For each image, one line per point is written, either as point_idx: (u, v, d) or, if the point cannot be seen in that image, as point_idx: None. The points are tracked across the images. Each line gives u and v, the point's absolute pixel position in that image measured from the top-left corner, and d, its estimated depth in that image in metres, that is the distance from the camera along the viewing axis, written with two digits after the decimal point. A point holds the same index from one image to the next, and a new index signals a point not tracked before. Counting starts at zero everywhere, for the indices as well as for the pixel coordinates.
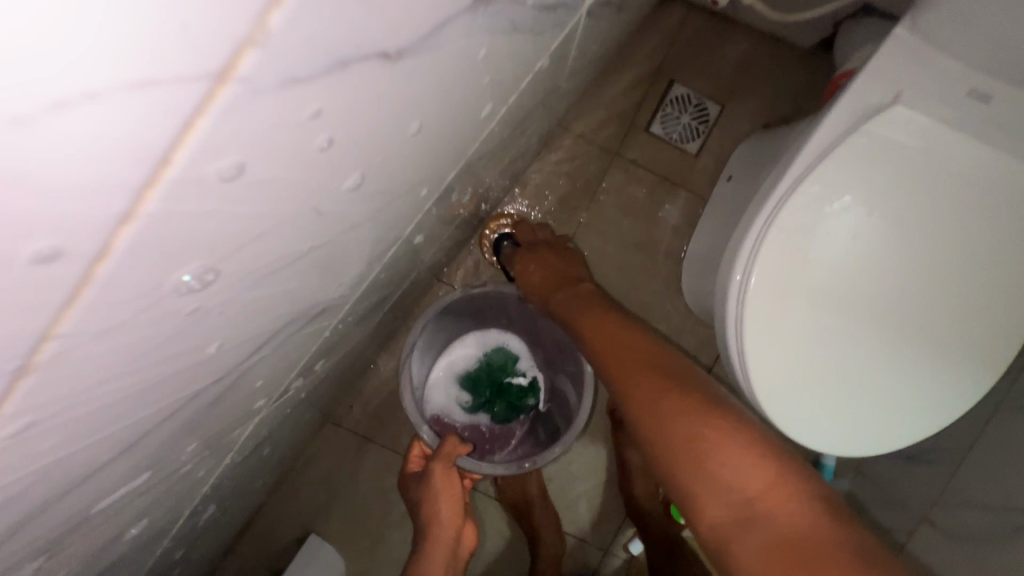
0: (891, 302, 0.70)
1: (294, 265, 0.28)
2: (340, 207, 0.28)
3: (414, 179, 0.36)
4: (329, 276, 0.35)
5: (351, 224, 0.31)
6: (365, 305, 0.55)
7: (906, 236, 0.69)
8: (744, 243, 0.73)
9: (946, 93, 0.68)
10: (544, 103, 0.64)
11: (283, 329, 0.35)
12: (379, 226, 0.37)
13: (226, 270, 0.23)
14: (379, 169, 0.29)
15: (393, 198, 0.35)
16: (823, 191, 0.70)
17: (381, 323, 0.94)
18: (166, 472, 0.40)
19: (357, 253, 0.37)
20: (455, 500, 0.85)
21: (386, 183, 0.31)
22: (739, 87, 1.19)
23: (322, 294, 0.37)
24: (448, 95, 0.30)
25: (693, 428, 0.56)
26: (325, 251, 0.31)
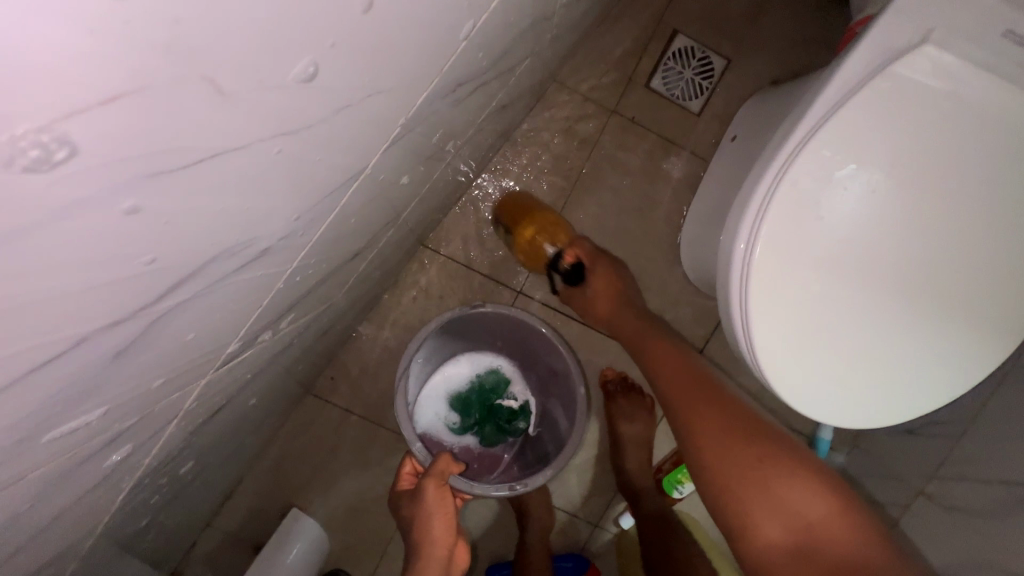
0: (908, 264, 0.65)
1: (207, 170, 0.20)
2: (275, 92, 0.21)
3: (380, 90, 0.30)
4: (281, 210, 0.29)
5: (297, 130, 0.24)
6: (333, 259, 0.50)
7: (928, 193, 0.64)
8: (752, 201, 0.67)
9: (980, 32, 0.62)
10: (534, 36, 0.57)
11: (227, 281, 0.30)
12: (341, 155, 0.31)
13: (86, 150, 0.15)
14: (330, 54, 0.22)
15: (355, 109, 0.28)
16: (840, 142, 0.64)
17: (361, 288, 0.88)
18: (107, 453, 0.35)
19: (314, 183, 0.30)
20: (448, 518, 0.77)
21: (345, 83, 0.25)
22: (746, 39, 1.11)
23: (272, 236, 0.31)
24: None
25: (755, 457, 0.67)
26: (254, 160, 0.23)
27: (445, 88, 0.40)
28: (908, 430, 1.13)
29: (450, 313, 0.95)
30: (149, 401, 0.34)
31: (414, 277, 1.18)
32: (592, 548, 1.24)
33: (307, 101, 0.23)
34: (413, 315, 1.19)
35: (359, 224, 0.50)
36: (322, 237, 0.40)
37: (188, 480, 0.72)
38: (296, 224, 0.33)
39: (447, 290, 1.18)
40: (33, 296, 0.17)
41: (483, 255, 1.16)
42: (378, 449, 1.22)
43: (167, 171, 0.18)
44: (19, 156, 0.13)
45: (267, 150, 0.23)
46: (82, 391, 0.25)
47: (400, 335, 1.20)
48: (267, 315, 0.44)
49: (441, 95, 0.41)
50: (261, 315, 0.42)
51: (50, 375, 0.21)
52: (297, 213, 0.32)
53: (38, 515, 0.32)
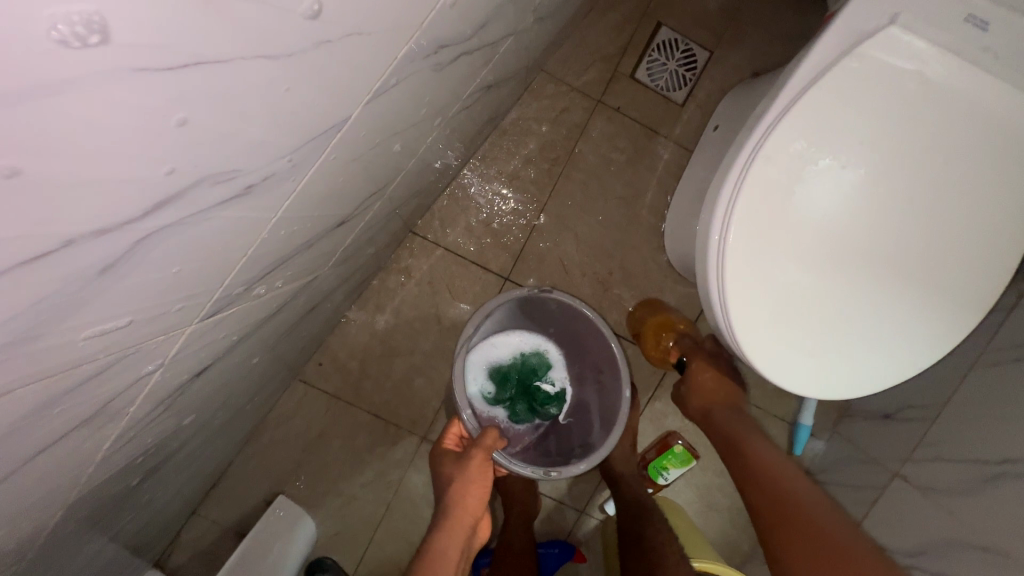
0: (878, 240, 0.68)
1: (204, 77, 0.23)
2: (263, 11, 0.23)
3: (360, 32, 0.31)
4: (267, 145, 0.31)
5: (283, 57, 0.26)
6: (317, 221, 0.51)
7: (896, 171, 0.67)
8: (729, 177, 0.69)
9: (943, 17, 0.65)
10: (518, 10, 0.59)
11: (212, 214, 0.31)
12: (324, 97, 0.33)
13: (115, 36, 0.18)
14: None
15: (338, 48, 0.30)
16: (814, 120, 0.66)
17: (348, 268, 0.89)
18: (97, 388, 0.36)
19: (300, 121, 0.32)
20: (482, 492, 0.86)
21: (325, 15, 0.27)
22: (728, 32, 1.14)
23: (257, 173, 0.32)
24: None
25: (774, 497, 0.71)
26: (244, 79, 0.25)
27: (428, 47, 0.42)
28: (885, 415, 1.16)
29: (513, 293, 0.97)
30: (134, 336, 0.35)
31: (402, 263, 1.19)
32: (577, 534, 1.26)
33: (285, 28, 0.25)
34: (401, 301, 1.20)
35: (346, 188, 0.52)
36: (305, 190, 0.41)
37: (172, 452, 0.72)
38: (280, 165, 0.34)
39: (436, 276, 1.19)
40: (40, 174, 0.19)
41: (471, 242, 1.18)
42: (365, 435, 1.22)
43: (169, 70, 0.21)
44: (55, 28, 0.16)
45: (248, 70, 0.25)
46: (67, 302, 0.26)
47: (388, 321, 1.21)
48: (250, 270, 0.44)
49: (424, 56, 0.42)
50: (243, 267, 0.43)
51: (38, 274, 0.22)
52: (282, 152, 0.33)
53: (23, 446, 0.33)
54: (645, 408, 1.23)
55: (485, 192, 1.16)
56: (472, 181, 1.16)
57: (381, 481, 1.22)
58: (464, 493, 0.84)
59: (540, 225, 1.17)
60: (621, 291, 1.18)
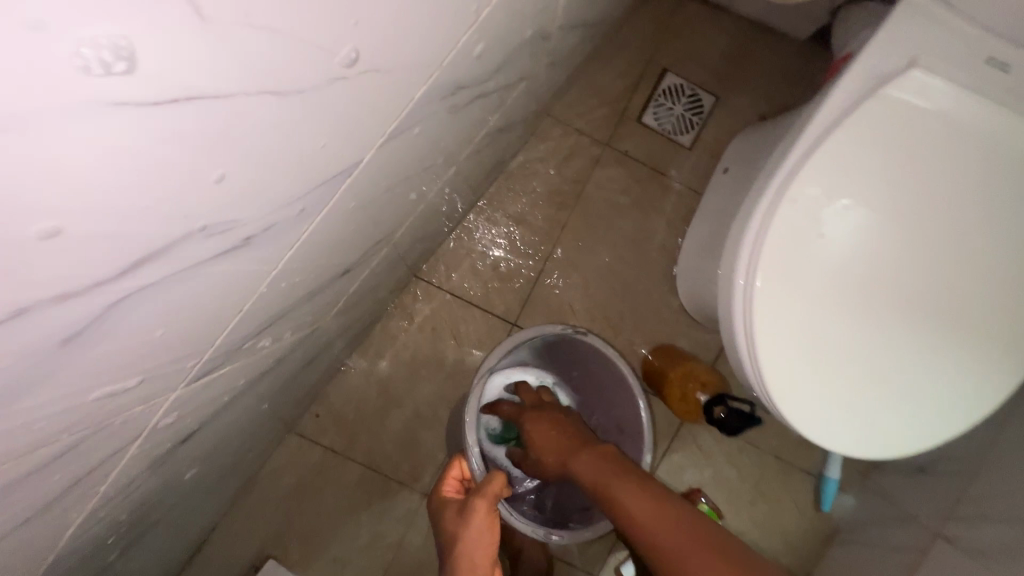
0: (910, 287, 0.64)
1: (222, 112, 0.21)
2: (284, 40, 0.21)
3: (376, 70, 0.28)
4: (271, 190, 0.28)
5: (300, 94, 0.24)
6: (321, 271, 0.47)
7: (925, 215, 0.64)
8: (753, 219, 0.66)
9: (962, 59, 0.63)
10: (534, 52, 0.57)
11: (202, 269, 0.27)
12: (334, 141, 0.30)
13: (144, 65, 0.17)
14: (343, 19, 0.23)
15: (359, 87, 0.28)
16: (839, 162, 0.64)
17: (352, 315, 0.85)
18: (63, 467, 0.31)
19: (310, 166, 0.29)
20: (490, 564, 0.64)
21: (339, 49, 0.24)
22: (735, 77, 1.14)
23: (257, 224, 0.29)
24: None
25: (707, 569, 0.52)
26: (260, 117, 0.23)
27: (447, 88, 0.39)
28: (919, 467, 1.09)
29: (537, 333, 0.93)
30: (109, 407, 0.30)
31: (406, 308, 1.15)
32: None
33: (297, 61, 0.22)
34: (404, 348, 1.15)
35: (354, 235, 0.48)
36: (307, 240, 0.38)
37: (156, 518, 0.66)
38: (285, 213, 0.31)
39: (440, 322, 1.15)
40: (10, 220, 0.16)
41: (477, 287, 1.14)
42: (364, 492, 1.14)
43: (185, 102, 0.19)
44: (80, 54, 0.15)
45: (254, 108, 0.22)
46: (20, 379, 0.21)
47: (390, 369, 1.15)
48: (245, 327, 0.40)
49: (441, 96, 0.39)
50: (241, 322, 0.39)
51: None
52: (288, 199, 0.30)
53: None
54: (662, 460, 1.16)
55: (492, 236, 1.13)
56: (478, 224, 1.13)
57: (380, 543, 1.13)
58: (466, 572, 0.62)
59: (546, 268, 1.14)
60: (633, 336, 1.14)
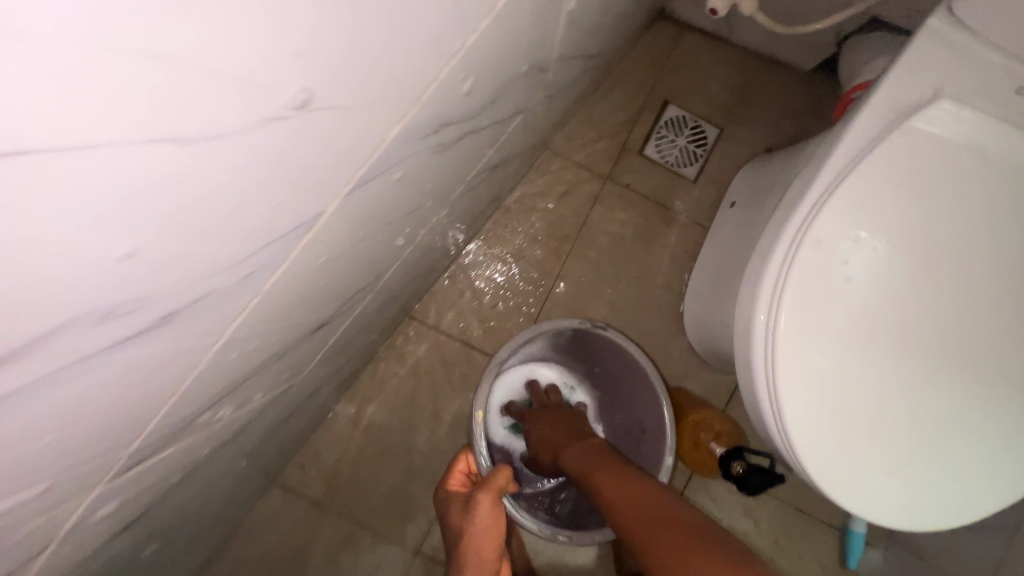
0: (949, 335, 0.58)
1: (87, 172, 0.15)
2: (172, 68, 0.15)
3: (334, 106, 0.23)
4: (195, 258, 0.22)
5: (217, 140, 0.18)
6: (288, 329, 0.41)
7: (960, 256, 0.59)
8: (772, 260, 0.61)
9: (992, 90, 0.59)
10: (530, 86, 0.52)
11: (102, 356, 0.21)
12: (284, 192, 0.24)
13: None
14: (275, 46, 0.18)
15: (313, 129, 0.22)
16: (865, 198, 0.59)
17: (337, 363, 0.79)
18: None
19: (251, 224, 0.23)
20: (495, 548, 0.67)
21: (274, 83, 0.19)
22: (738, 109, 1.10)
23: (181, 297, 0.23)
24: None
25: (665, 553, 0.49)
26: (154, 172, 0.17)
27: (429, 125, 0.33)
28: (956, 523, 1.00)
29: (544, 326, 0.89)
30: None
31: (398, 350, 1.08)
32: None
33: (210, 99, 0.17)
34: (395, 392, 1.08)
35: (328, 289, 0.43)
36: (264, 302, 0.32)
37: None
38: (222, 280, 0.25)
39: (434, 364, 1.08)
40: None
41: (473, 327, 1.08)
42: (350, 551, 1.05)
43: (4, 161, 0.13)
44: None
45: (151, 159, 0.16)
46: None
47: (381, 415, 1.08)
48: (189, 405, 0.34)
49: (423, 135, 0.34)
50: (182, 400, 0.32)
51: None
52: (224, 265, 0.24)
53: None
54: None
55: (489, 272, 1.08)
56: (474, 261, 1.08)
57: None
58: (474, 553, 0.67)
59: (546, 306, 1.08)
60: None
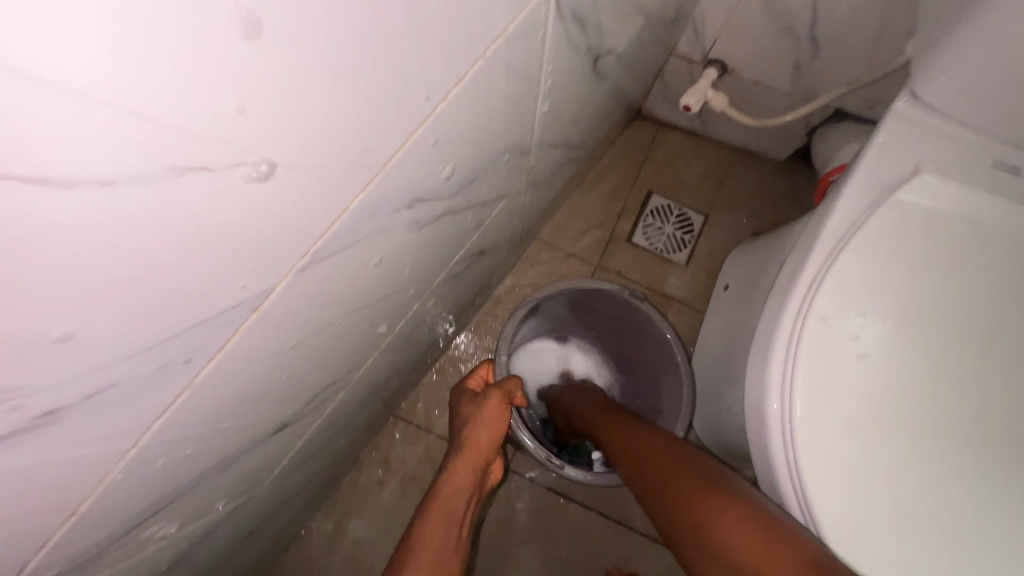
0: (983, 413, 0.53)
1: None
2: (57, 96, 0.13)
3: (285, 167, 0.21)
4: (106, 336, 0.18)
5: (107, 187, 0.15)
6: (237, 432, 0.35)
7: (977, 325, 0.55)
8: (777, 340, 0.57)
9: (969, 164, 0.59)
10: (512, 170, 0.52)
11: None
12: (220, 263, 0.21)
13: None
14: (217, 104, 0.16)
15: (254, 197, 0.20)
16: (865, 270, 0.56)
17: (311, 471, 0.71)
18: None
19: (166, 296, 0.20)
20: (494, 439, 0.63)
21: (205, 145, 0.17)
22: (721, 197, 1.12)
23: (89, 386, 0.19)
24: (356, 23, 0.19)
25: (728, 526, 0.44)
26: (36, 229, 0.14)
27: (398, 200, 0.31)
28: None
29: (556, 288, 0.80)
30: None
31: (383, 452, 0.99)
32: None
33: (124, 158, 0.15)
34: (379, 502, 0.97)
35: (289, 383, 0.38)
36: (200, 397, 0.27)
37: None
38: (130, 368, 0.20)
39: (422, 468, 0.98)
40: None
41: None
42: None
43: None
44: None
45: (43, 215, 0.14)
46: None
47: (361, 530, 0.96)
48: (101, 529, 0.28)
49: (392, 210, 0.31)
50: (89, 525, 0.26)
51: None
52: (131, 348, 0.20)
53: None
54: None
55: None
56: (464, 353, 1.03)
57: None
58: (474, 437, 0.63)
59: None
60: None
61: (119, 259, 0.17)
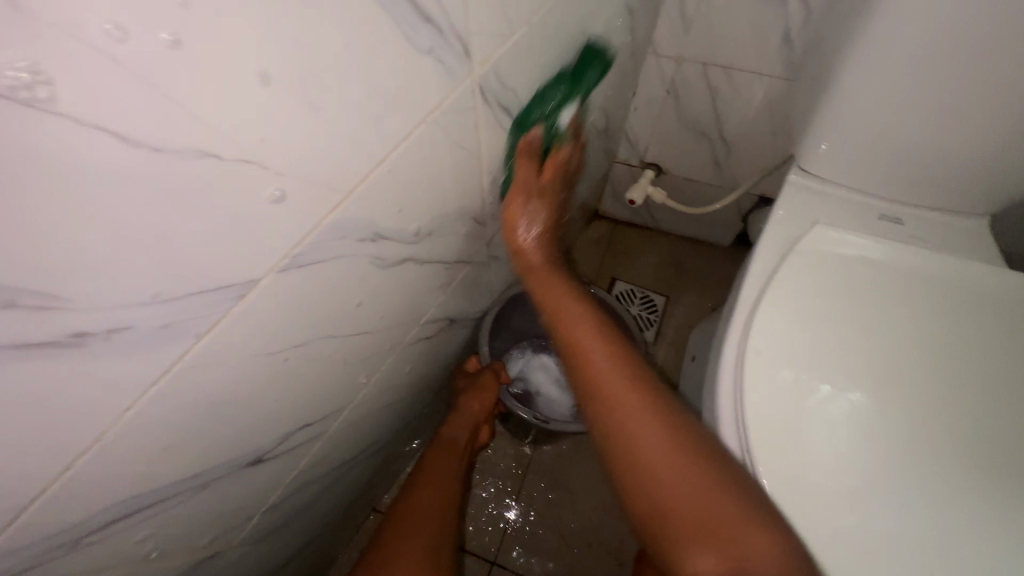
0: (921, 416, 0.58)
1: (93, 190, 0.22)
2: (162, 129, 0.23)
3: (281, 188, 0.30)
4: (142, 287, 0.26)
5: (160, 156, 0.24)
6: (217, 441, 0.39)
7: (894, 345, 0.62)
8: (722, 375, 0.63)
9: (859, 216, 0.71)
10: (471, 235, 0.62)
11: (30, 363, 0.23)
12: (226, 247, 0.29)
13: (32, 124, 0.19)
14: (242, 143, 0.27)
15: (261, 207, 0.30)
16: (788, 308, 0.64)
17: (282, 555, 0.68)
18: None
19: (190, 263, 0.28)
20: (481, 409, 0.82)
21: (232, 167, 0.27)
22: (679, 280, 1.23)
23: (113, 326, 0.26)
24: (337, 97, 0.31)
25: (719, 514, 0.48)
26: (130, 191, 0.23)
27: (363, 230, 0.40)
28: None
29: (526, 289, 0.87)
30: None
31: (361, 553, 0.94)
32: None
33: (188, 165, 0.25)
34: None
35: (265, 407, 0.42)
36: (190, 379, 0.32)
37: None
38: (151, 318, 0.27)
39: None
40: None
41: None
42: None
43: (19, 106, 0.19)
44: (5, 76, 0.18)
45: (136, 184, 0.23)
46: None
47: None
48: (82, 507, 0.31)
49: (358, 237, 0.40)
50: (74, 493, 0.30)
51: None
52: (156, 300, 0.27)
53: None
54: None
55: None
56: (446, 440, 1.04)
57: None
58: (464, 406, 0.81)
59: (526, 483, 0.97)
60: None
61: (166, 224, 0.25)
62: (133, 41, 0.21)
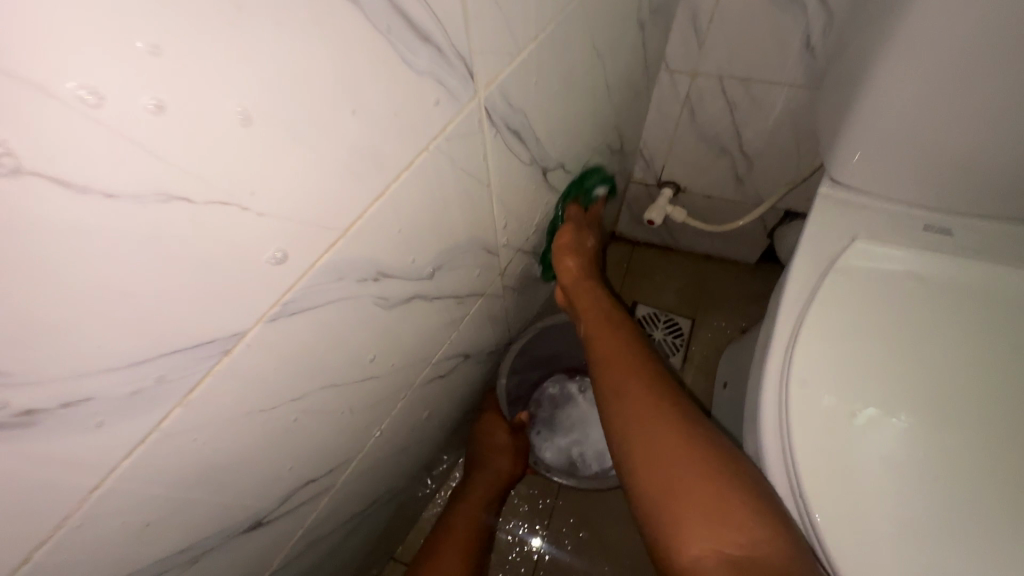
0: (993, 451, 0.52)
1: (63, 262, 0.20)
2: (144, 194, 0.21)
3: (279, 241, 0.28)
4: (123, 360, 0.24)
5: (144, 222, 0.21)
6: (213, 506, 0.36)
7: (956, 368, 0.56)
8: (763, 408, 0.57)
9: (902, 229, 0.66)
10: (484, 266, 0.58)
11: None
12: (213, 304, 0.26)
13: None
14: (234, 202, 0.25)
15: (259, 266, 0.28)
16: (830, 330, 0.59)
17: None
18: None
19: (180, 330, 0.25)
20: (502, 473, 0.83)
21: (225, 225, 0.25)
22: (703, 300, 1.17)
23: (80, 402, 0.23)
24: (331, 139, 0.28)
25: (727, 496, 0.48)
26: (108, 259, 0.21)
27: (364, 269, 0.36)
28: None
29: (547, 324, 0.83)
30: None
31: None
32: None
33: (175, 228, 0.23)
34: None
35: (264, 465, 0.38)
36: (177, 447, 0.29)
37: None
38: (138, 390, 0.25)
39: None
40: None
41: None
42: None
43: None
44: None
45: (117, 252, 0.21)
46: None
47: None
48: None
49: (358, 278, 0.36)
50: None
51: None
52: (142, 371, 0.25)
53: None
54: None
55: None
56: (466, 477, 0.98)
57: None
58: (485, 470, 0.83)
59: (553, 523, 0.91)
60: None
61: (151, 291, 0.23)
62: (107, 102, 0.19)
